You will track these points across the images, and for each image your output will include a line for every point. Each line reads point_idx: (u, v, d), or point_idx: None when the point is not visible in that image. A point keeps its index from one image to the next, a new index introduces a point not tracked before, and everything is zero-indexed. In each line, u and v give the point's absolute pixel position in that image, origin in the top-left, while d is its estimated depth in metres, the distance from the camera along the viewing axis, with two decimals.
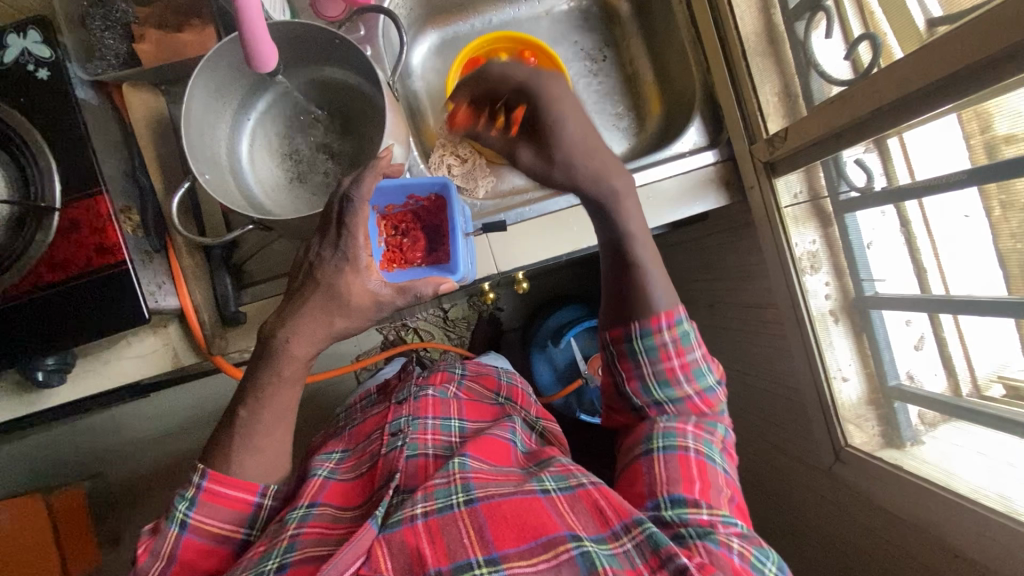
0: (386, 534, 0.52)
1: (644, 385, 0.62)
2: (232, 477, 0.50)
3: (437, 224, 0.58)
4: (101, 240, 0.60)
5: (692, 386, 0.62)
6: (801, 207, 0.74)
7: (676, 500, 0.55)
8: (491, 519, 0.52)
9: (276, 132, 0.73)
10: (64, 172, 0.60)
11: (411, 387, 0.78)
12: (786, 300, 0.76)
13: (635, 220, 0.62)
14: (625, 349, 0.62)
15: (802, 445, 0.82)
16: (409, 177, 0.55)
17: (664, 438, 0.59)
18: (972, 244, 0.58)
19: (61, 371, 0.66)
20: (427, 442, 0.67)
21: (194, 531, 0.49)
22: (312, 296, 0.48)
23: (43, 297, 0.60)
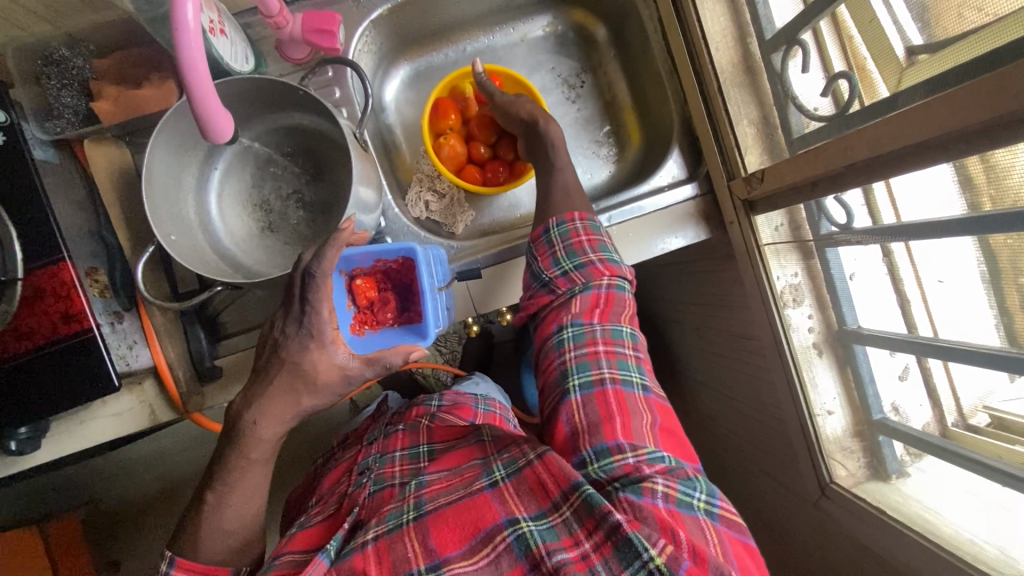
0: (338, 565, 0.52)
1: (555, 260, 0.67)
2: (202, 562, 0.48)
3: (408, 283, 0.57)
4: (67, 307, 0.59)
5: (597, 253, 0.67)
6: (782, 242, 0.73)
7: (600, 451, 0.56)
8: (434, 526, 0.55)
9: (245, 181, 0.71)
10: (25, 243, 0.58)
11: (382, 428, 0.80)
12: (769, 334, 0.75)
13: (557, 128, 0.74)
14: (541, 237, 0.68)
15: (790, 474, 0.81)
16: (374, 244, 0.54)
17: (573, 328, 0.64)
18: (966, 298, 0.56)
19: (35, 438, 0.64)
20: (393, 474, 0.67)
21: None
22: (277, 376, 0.47)
23: (9, 368, 0.59)
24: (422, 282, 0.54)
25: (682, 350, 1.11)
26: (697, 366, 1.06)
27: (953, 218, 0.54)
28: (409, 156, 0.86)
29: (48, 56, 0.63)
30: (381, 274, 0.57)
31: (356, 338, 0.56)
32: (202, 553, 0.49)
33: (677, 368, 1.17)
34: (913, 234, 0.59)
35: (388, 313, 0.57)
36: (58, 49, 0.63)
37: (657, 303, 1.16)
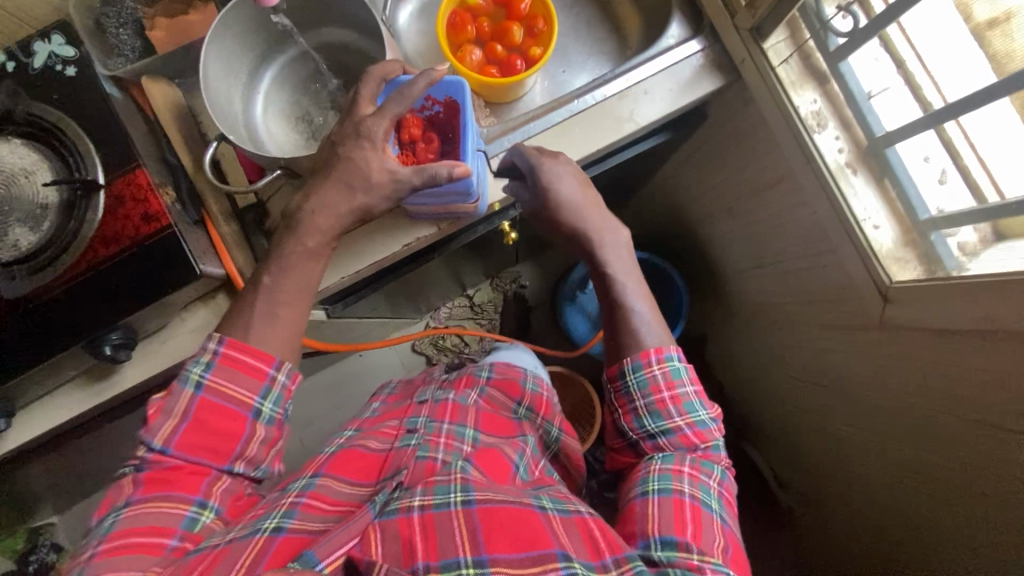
0: (380, 521, 0.55)
1: (638, 418, 0.67)
2: (251, 344, 0.56)
3: (451, 128, 0.62)
4: (146, 210, 0.64)
5: (684, 418, 0.67)
6: (794, 69, 0.75)
7: (666, 542, 0.57)
8: (485, 522, 0.53)
9: (286, 100, 0.77)
10: (103, 155, 0.64)
11: (435, 391, 0.81)
12: (799, 162, 0.77)
13: (621, 261, 0.76)
14: (621, 385, 0.69)
15: (847, 307, 0.82)
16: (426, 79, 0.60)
17: (662, 457, 0.65)
18: (959, 53, 0.62)
19: (126, 346, 0.67)
20: (438, 446, 0.66)
21: (210, 392, 0.54)
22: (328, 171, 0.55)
23: (101, 272, 0.64)
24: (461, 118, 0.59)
25: (718, 240, 1.13)
26: (736, 250, 1.07)
27: None
28: None
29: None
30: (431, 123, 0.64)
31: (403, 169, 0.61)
32: (252, 336, 0.56)
33: (718, 264, 1.18)
34: (902, 11, 0.64)
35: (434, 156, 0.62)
36: None
37: (685, 204, 1.19)
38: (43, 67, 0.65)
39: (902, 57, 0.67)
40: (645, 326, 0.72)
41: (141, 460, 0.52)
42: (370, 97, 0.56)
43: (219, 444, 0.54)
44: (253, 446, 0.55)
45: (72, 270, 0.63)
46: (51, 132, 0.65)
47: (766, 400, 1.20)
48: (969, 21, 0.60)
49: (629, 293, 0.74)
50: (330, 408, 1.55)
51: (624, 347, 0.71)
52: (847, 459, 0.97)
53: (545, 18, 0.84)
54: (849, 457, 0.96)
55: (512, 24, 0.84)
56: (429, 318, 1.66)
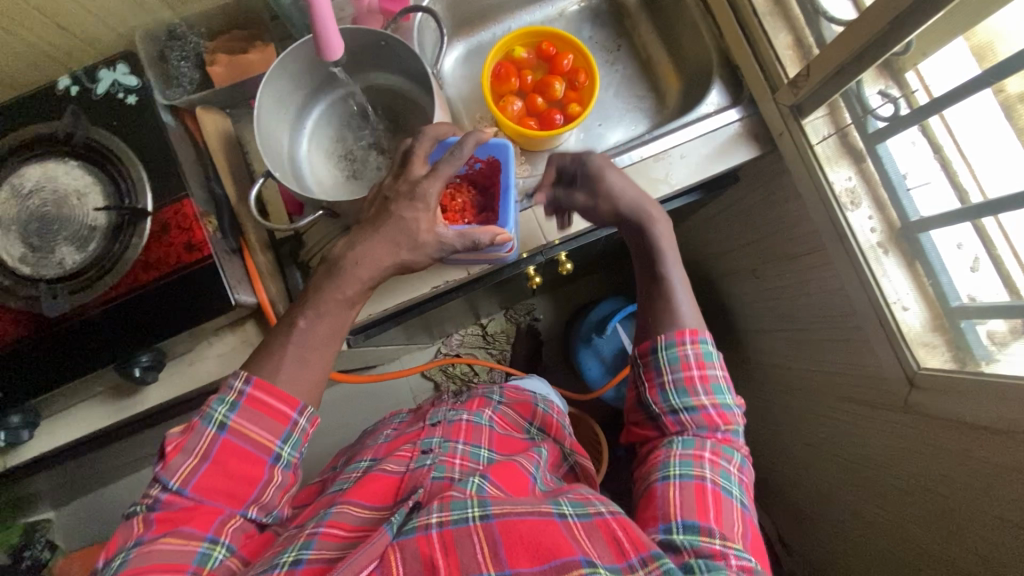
0: (400, 541, 0.56)
1: (663, 392, 0.66)
2: (276, 386, 0.54)
3: (492, 184, 0.64)
4: (189, 238, 0.66)
5: (710, 398, 0.65)
6: (831, 145, 0.76)
7: (688, 526, 0.56)
8: (506, 536, 0.54)
9: (330, 138, 0.79)
10: (154, 183, 0.66)
11: (446, 411, 0.82)
12: (831, 238, 0.77)
13: (676, 269, 0.72)
14: (651, 360, 0.67)
15: (870, 385, 0.81)
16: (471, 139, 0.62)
17: (682, 441, 0.63)
18: (999, 146, 0.62)
19: (155, 368, 0.68)
20: (454, 465, 0.69)
21: (233, 433, 0.52)
22: (378, 227, 0.55)
23: (144, 295, 0.65)
24: (505, 175, 0.61)
25: (739, 298, 1.13)
26: (758, 310, 1.07)
27: (972, 78, 0.62)
28: (468, 124, 0.93)
29: (170, 32, 0.74)
30: (469, 178, 0.66)
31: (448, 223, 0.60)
32: (281, 380, 0.54)
33: (737, 321, 1.18)
34: (945, 104, 0.66)
35: (470, 212, 0.64)
36: (179, 26, 0.74)
37: (708, 257, 1.19)
38: (105, 94, 0.68)
39: (940, 142, 0.68)
40: (685, 307, 0.70)
41: (154, 500, 0.50)
42: (423, 155, 0.57)
43: (236, 488, 0.52)
44: (269, 491, 0.54)
45: (111, 292, 0.65)
46: (104, 156, 0.66)
47: (775, 463, 1.18)
48: (999, 96, 0.61)
49: (668, 272, 0.71)
50: (334, 427, 1.55)
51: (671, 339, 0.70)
52: (853, 537, 0.96)
53: (587, 76, 0.86)
54: (857, 536, 0.95)
55: (554, 79, 0.86)
56: (440, 345, 1.66)
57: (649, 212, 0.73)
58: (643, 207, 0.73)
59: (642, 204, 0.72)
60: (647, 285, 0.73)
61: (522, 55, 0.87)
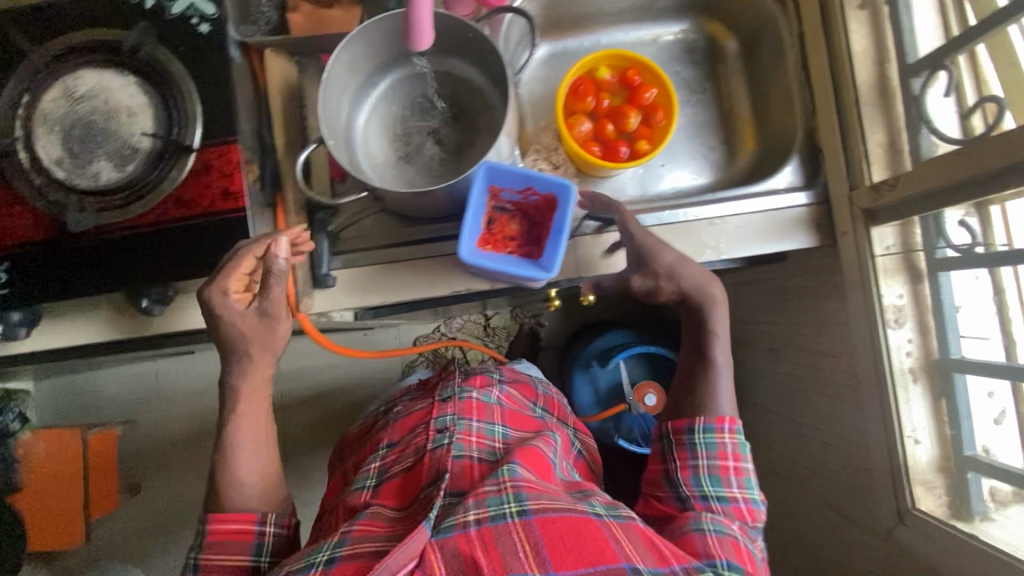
0: (437, 539, 0.55)
1: (696, 475, 0.67)
2: (230, 511, 0.65)
3: (541, 218, 0.71)
4: (228, 185, 0.64)
5: (742, 492, 0.67)
6: (892, 258, 0.72)
7: (735, 567, 0.58)
8: (548, 537, 0.55)
9: (391, 113, 0.76)
10: (205, 119, 0.64)
11: (455, 387, 0.87)
12: (864, 353, 0.75)
13: (722, 354, 0.73)
14: (685, 439, 0.69)
15: (860, 506, 0.79)
16: (534, 172, 0.67)
17: (714, 525, 0.62)
18: None
19: (162, 303, 0.68)
20: (471, 444, 0.75)
21: (207, 568, 0.63)
22: (248, 350, 0.65)
23: (169, 230, 0.64)
24: (562, 216, 0.66)
25: (748, 370, 1.11)
26: (765, 391, 1.05)
27: None
28: (531, 129, 0.89)
29: None
30: (520, 208, 0.71)
31: (470, 250, 0.65)
32: (234, 504, 0.66)
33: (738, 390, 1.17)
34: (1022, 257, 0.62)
35: (510, 242, 0.71)
36: None
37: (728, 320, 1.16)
38: (180, 16, 0.65)
39: (1003, 283, 0.65)
40: (722, 393, 0.71)
41: None
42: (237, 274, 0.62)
43: None
44: None
45: (138, 219, 0.63)
46: (162, 79, 0.64)
47: None
48: None
49: (714, 358, 0.72)
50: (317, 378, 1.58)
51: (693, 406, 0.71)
52: None
53: (664, 115, 0.82)
54: None
55: (630, 109, 0.82)
56: (441, 325, 1.66)
57: (712, 294, 0.72)
58: (703, 288, 0.72)
59: (704, 287, 0.72)
60: (689, 366, 0.74)
61: (605, 76, 0.84)
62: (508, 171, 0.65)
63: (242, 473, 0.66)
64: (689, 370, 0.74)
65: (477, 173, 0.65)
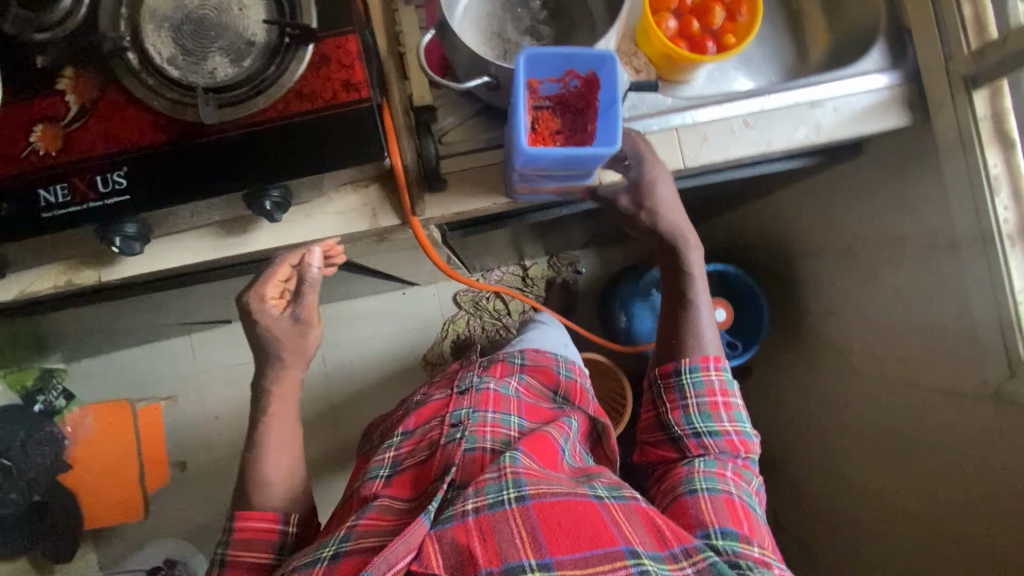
0: (437, 531, 0.56)
1: (688, 416, 0.77)
2: (256, 510, 0.71)
3: (585, 103, 0.61)
4: (349, 77, 0.62)
5: (732, 425, 0.77)
6: (985, 126, 0.73)
7: (727, 532, 0.65)
8: (545, 523, 0.55)
9: (485, 12, 0.76)
10: (321, 10, 0.63)
11: (473, 377, 0.85)
12: (965, 221, 0.77)
13: (701, 292, 0.83)
14: (675, 382, 0.79)
15: (961, 376, 0.82)
16: (571, 48, 0.56)
17: (707, 480, 0.71)
18: None
19: (281, 207, 0.65)
20: (484, 435, 0.73)
21: (233, 564, 0.68)
22: (283, 356, 0.73)
23: (293, 126, 0.62)
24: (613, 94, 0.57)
25: (814, 278, 1.14)
26: (835, 292, 1.08)
27: None
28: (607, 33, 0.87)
29: None
30: (561, 97, 0.62)
31: (525, 147, 0.58)
32: (258, 504, 0.72)
33: (801, 301, 1.20)
34: None
35: (560, 135, 0.62)
36: None
37: (787, 233, 1.19)
38: None
39: None
40: (706, 332, 0.82)
41: None
42: (275, 280, 0.69)
43: None
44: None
45: (261, 117, 0.62)
46: None
47: (803, 449, 1.21)
48: None
49: (694, 296, 0.83)
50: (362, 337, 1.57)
51: (682, 351, 0.81)
52: (881, 521, 0.98)
53: (748, 8, 0.83)
54: (885, 521, 0.97)
55: (715, 4, 0.83)
56: (481, 277, 1.66)
57: (684, 236, 0.82)
58: (677, 233, 0.81)
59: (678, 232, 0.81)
60: (670, 309, 0.84)
61: None
62: (542, 55, 0.56)
63: (269, 475, 0.73)
64: (670, 313, 0.84)
65: (517, 63, 0.55)
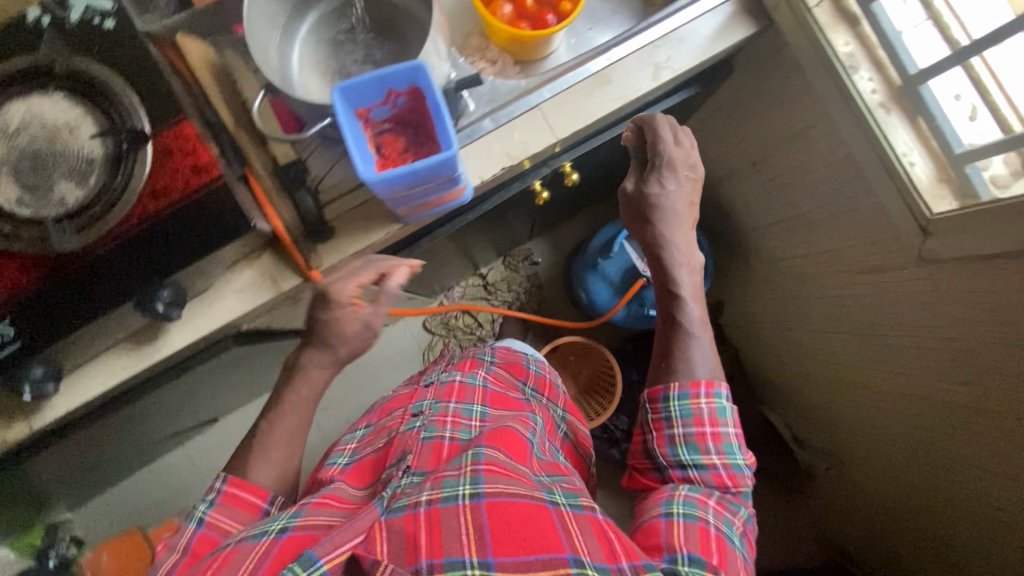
0: (387, 518, 0.55)
1: (673, 446, 0.67)
2: (248, 481, 0.66)
3: (419, 116, 0.62)
4: (195, 160, 0.63)
5: (721, 458, 0.66)
6: (826, 10, 0.76)
7: (695, 559, 0.57)
8: (493, 521, 0.52)
9: (320, 57, 0.76)
10: (148, 107, 0.63)
11: (442, 371, 0.84)
12: (838, 103, 0.78)
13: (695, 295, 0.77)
14: (661, 409, 0.69)
15: (887, 249, 0.82)
16: (384, 70, 0.57)
17: (684, 505, 0.62)
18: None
19: (177, 305, 0.65)
20: (444, 425, 0.71)
21: (208, 526, 0.61)
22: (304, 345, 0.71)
23: (158, 224, 0.63)
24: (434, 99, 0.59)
25: (742, 200, 1.16)
26: (765, 206, 1.09)
27: None
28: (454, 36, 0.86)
29: None
30: (397, 117, 0.62)
31: (368, 173, 0.58)
32: (251, 475, 0.66)
33: (739, 225, 1.21)
34: None
35: (406, 154, 0.63)
36: None
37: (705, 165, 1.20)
38: (80, 21, 0.64)
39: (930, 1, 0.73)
40: (700, 343, 0.73)
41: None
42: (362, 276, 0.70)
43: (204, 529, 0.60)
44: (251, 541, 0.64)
45: (123, 226, 0.62)
46: (90, 87, 0.63)
47: (788, 364, 1.20)
48: None
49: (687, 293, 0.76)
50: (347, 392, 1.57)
51: (673, 372, 0.71)
52: (873, 411, 0.99)
53: None
54: (876, 408, 0.97)
55: None
56: (442, 299, 1.65)
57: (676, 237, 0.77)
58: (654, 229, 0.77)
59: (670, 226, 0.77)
60: (664, 303, 0.77)
61: None
62: (358, 82, 0.57)
63: (269, 452, 0.68)
64: (665, 305, 0.77)
65: (333, 100, 0.56)
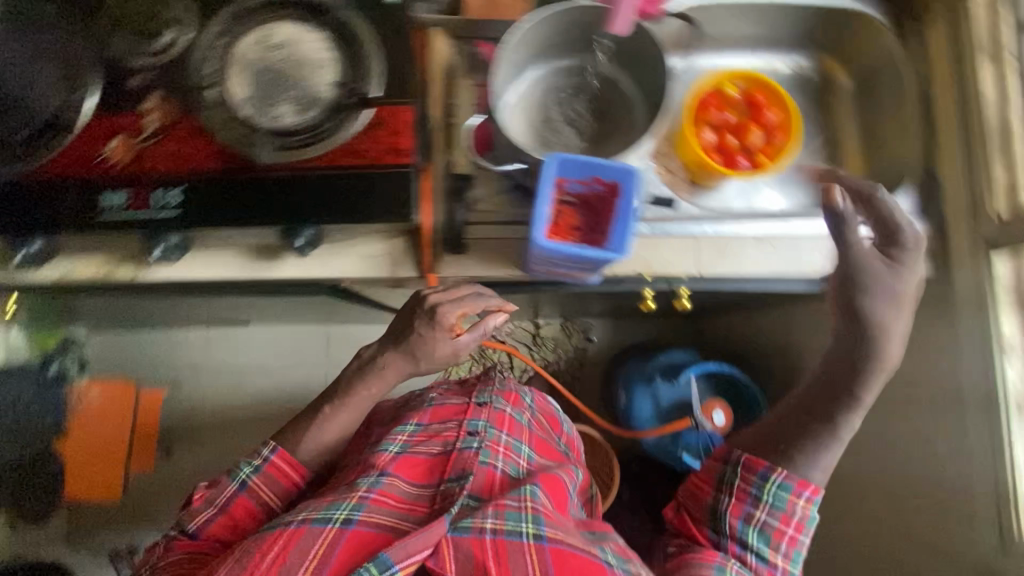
0: (453, 536, 0.61)
1: (746, 522, 0.70)
2: (291, 455, 0.74)
3: (603, 207, 0.64)
4: (396, 142, 0.68)
5: (785, 560, 0.70)
6: (1005, 291, 0.75)
7: None
8: (557, 563, 0.60)
9: (535, 99, 0.82)
10: (384, 80, 0.69)
11: (492, 393, 0.85)
12: (972, 380, 0.76)
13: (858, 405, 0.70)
14: (754, 483, 0.70)
15: (947, 540, 0.78)
16: (597, 159, 0.62)
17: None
18: None
19: (311, 244, 0.72)
20: (497, 455, 0.75)
21: (249, 492, 0.71)
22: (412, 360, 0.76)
23: (335, 177, 0.67)
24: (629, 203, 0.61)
25: None
26: None
27: None
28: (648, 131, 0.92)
29: None
30: (583, 200, 0.66)
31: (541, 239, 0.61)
32: (298, 453, 0.74)
33: None
34: None
35: (576, 233, 0.64)
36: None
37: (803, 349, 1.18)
38: None
39: None
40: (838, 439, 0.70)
41: (179, 535, 0.71)
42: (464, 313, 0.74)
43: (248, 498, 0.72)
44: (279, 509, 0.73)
45: (309, 164, 0.67)
46: (349, 41, 0.70)
47: None
48: None
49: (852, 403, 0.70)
50: None
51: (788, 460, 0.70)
52: None
53: (784, 135, 0.86)
54: None
55: (753, 125, 0.87)
56: None
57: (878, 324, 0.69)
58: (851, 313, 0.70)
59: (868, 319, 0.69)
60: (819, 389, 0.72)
61: (729, 93, 0.89)
62: (569, 162, 0.62)
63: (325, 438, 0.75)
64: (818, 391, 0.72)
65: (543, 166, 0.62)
